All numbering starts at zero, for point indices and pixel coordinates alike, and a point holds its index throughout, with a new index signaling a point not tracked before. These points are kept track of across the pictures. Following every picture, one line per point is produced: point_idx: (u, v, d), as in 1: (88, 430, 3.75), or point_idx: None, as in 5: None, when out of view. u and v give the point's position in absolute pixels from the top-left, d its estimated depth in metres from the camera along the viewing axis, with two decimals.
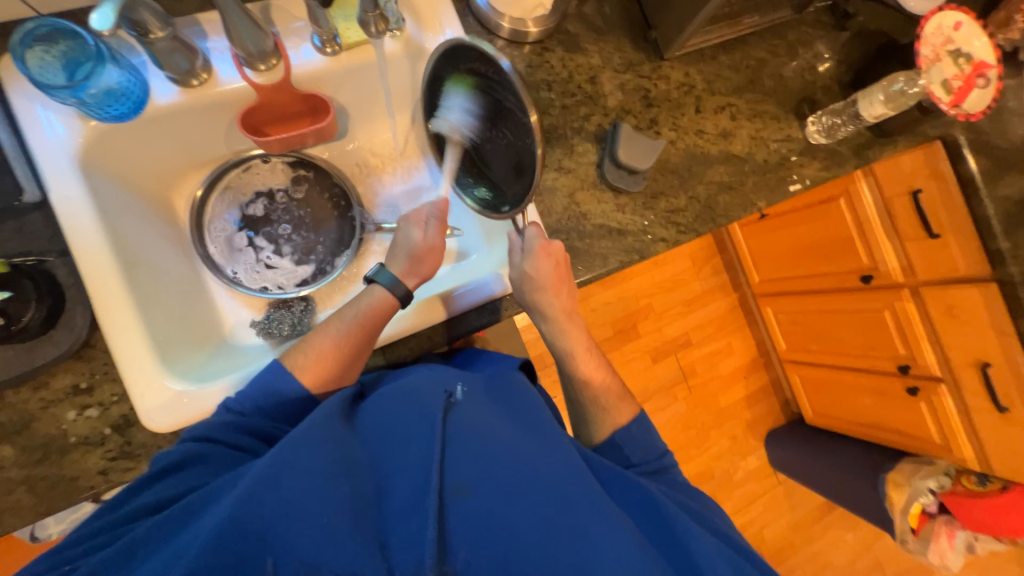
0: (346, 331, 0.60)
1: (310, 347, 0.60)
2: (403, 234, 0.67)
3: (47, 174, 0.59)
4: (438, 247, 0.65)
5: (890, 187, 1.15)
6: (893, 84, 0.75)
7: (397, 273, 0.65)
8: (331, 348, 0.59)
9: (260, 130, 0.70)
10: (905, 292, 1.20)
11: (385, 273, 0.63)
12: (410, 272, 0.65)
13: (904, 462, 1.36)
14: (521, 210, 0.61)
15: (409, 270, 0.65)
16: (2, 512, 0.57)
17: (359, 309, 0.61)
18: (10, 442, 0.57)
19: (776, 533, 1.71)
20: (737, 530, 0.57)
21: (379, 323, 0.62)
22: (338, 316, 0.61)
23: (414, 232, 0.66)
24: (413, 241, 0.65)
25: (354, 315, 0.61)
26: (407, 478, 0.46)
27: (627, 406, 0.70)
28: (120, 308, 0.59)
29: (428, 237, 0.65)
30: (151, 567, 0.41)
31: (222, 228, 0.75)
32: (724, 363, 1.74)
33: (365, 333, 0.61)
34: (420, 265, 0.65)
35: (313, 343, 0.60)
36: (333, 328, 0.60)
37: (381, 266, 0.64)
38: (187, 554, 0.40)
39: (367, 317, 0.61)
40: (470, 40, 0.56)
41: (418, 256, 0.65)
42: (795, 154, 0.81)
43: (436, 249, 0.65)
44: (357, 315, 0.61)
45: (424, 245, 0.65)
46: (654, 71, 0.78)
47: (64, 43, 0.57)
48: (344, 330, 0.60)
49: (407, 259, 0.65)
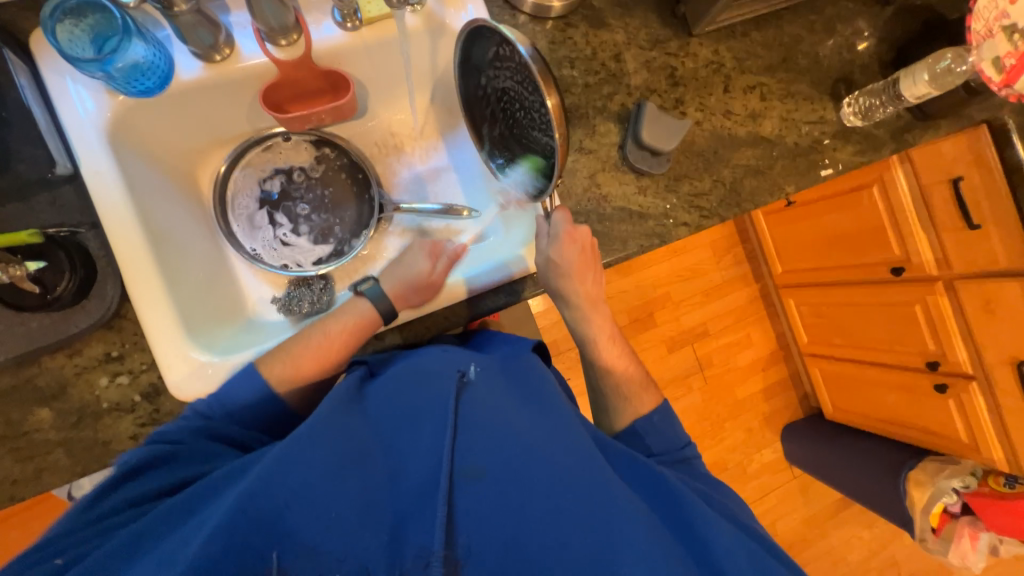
0: (329, 345, 0.62)
1: (289, 355, 0.61)
2: (409, 262, 0.67)
3: (78, 148, 0.61)
4: (439, 285, 0.65)
5: (928, 175, 1.09)
6: (939, 62, 0.70)
7: (388, 290, 0.64)
8: (311, 362, 0.61)
9: (282, 108, 0.71)
10: (939, 286, 1.15)
11: (375, 288, 0.63)
12: (404, 297, 0.64)
13: (927, 461, 1.33)
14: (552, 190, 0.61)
15: (403, 293, 0.64)
16: (40, 470, 0.59)
17: (345, 325, 0.63)
18: (47, 405, 0.60)
19: (789, 527, 1.70)
20: (757, 523, 0.56)
21: (361, 337, 0.63)
22: (322, 330, 0.62)
23: (421, 264, 0.66)
24: (417, 271, 0.65)
25: (340, 329, 0.63)
26: (421, 454, 0.46)
27: (650, 395, 0.69)
28: (147, 282, 0.61)
29: (436, 272, 0.66)
30: (174, 526, 0.43)
31: (244, 205, 0.76)
32: (742, 354, 1.71)
33: (347, 347, 0.63)
34: (415, 293, 0.65)
35: (295, 353, 0.61)
36: (316, 341, 0.62)
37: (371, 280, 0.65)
38: (209, 519, 0.41)
39: (351, 332, 0.63)
40: (490, 23, 0.55)
41: (417, 285, 0.65)
42: (828, 138, 0.77)
43: (437, 284, 0.65)
44: (341, 329, 0.62)
45: (430, 278, 0.65)
46: (681, 48, 0.75)
47: (92, 17, 0.58)
48: (329, 343, 0.62)
49: (408, 284, 0.64)
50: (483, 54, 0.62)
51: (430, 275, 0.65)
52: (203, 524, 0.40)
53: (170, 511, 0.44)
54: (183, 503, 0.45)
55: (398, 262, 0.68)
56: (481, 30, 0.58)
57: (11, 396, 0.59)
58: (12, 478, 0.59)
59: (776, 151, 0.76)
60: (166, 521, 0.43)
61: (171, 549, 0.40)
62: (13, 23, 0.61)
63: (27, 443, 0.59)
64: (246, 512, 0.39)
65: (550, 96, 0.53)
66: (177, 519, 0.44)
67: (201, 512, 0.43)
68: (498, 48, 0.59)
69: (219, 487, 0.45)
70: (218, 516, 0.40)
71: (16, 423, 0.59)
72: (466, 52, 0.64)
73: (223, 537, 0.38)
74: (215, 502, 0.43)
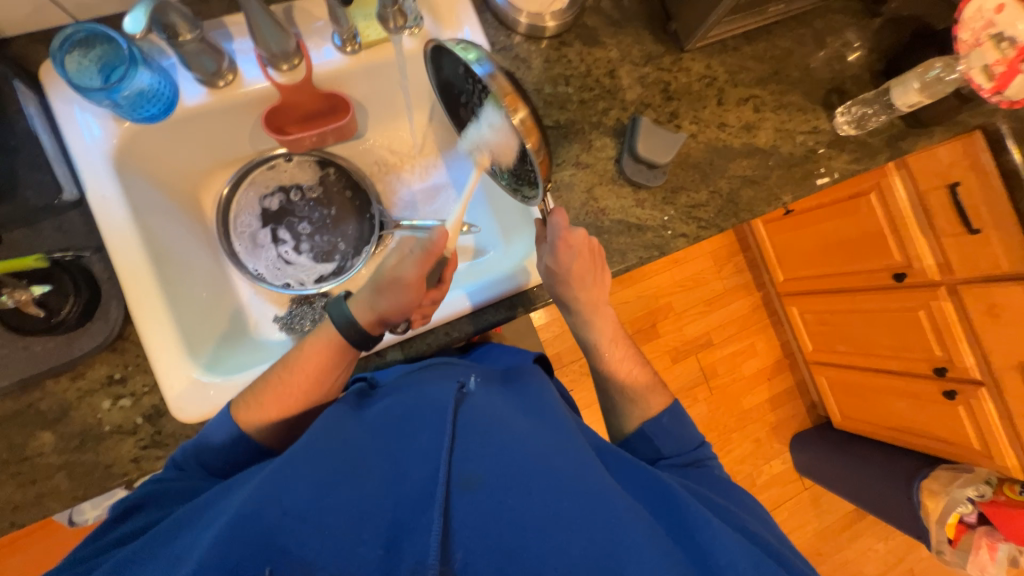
0: (291, 380, 0.58)
1: (253, 397, 0.57)
2: (382, 264, 0.63)
3: (85, 174, 0.62)
4: (406, 281, 0.59)
5: (925, 181, 1.10)
6: (929, 71, 0.72)
7: (355, 307, 0.60)
8: (277, 402, 0.58)
9: (284, 130, 0.72)
10: (942, 291, 1.15)
11: (339, 307, 0.59)
12: (368, 305, 0.59)
13: (940, 470, 1.30)
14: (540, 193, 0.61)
15: (368, 302, 0.60)
16: (41, 496, 0.59)
17: (304, 354, 0.59)
18: (50, 429, 0.60)
19: (802, 540, 1.66)
20: (771, 531, 0.54)
21: (324, 366, 0.60)
22: (281, 363, 0.59)
23: (391, 261, 0.61)
24: (384, 270, 0.61)
25: (300, 361, 0.59)
26: (419, 467, 0.45)
27: (658, 397, 0.68)
28: (149, 301, 0.61)
29: (400, 268, 0.60)
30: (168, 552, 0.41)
31: (246, 224, 0.77)
32: (747, 364, 1.70)
33: (315, 381, 0.60)
34: (381, 296, 0.59)
35: (257, 395, 0.58)
36: (275, 377, 0.58)
37: (338, 298, 0.61)
38: (204, 542, 0.40)
39: (311, 362, 0.59)
40: (450, 45, 0.55)
41: (382, 286, 0.59)
42: (823, 147, 0.78)
43: (400, 280, 0.59)
44: (300, 361, 0.59)
45: (393, 274, 0.59)
46: (674, 63, 0.77)
47: (99, 48, 0.60)
48: (290, 377, 0.58)
49: (371, 289, 0.60)
50: (451, 71, 0.61)
51: (394, 270, 0.60)
52: (196, 542, 0.40)
53: (162, 533, 0.43)
54: (172, 524, 0.44)
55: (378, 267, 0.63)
56: (443, 49, 0.57)
57: (13, 420, 0.59)
58: (14, 503, 0.58)
59: (772, 161, 0.77)
60: (157, 544, 0.43)
61: (165, 572, 0.39)
62: (24, 55, 0.63)
63: (29, 468, 0.59)
64: (239, 532, 0.38)
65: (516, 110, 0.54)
66: (170, 535, 0.43)
67: (193, 530, 0.42)
68: (459, 67, 0.59)
69: (212, 503, 0.45)
70: (214, 537, 0.39)
71: (19, 447, 0.59)
72: (437, 66, 0.62)
73: (214, 561, 0.37)
74: (209, 519, 0.42)
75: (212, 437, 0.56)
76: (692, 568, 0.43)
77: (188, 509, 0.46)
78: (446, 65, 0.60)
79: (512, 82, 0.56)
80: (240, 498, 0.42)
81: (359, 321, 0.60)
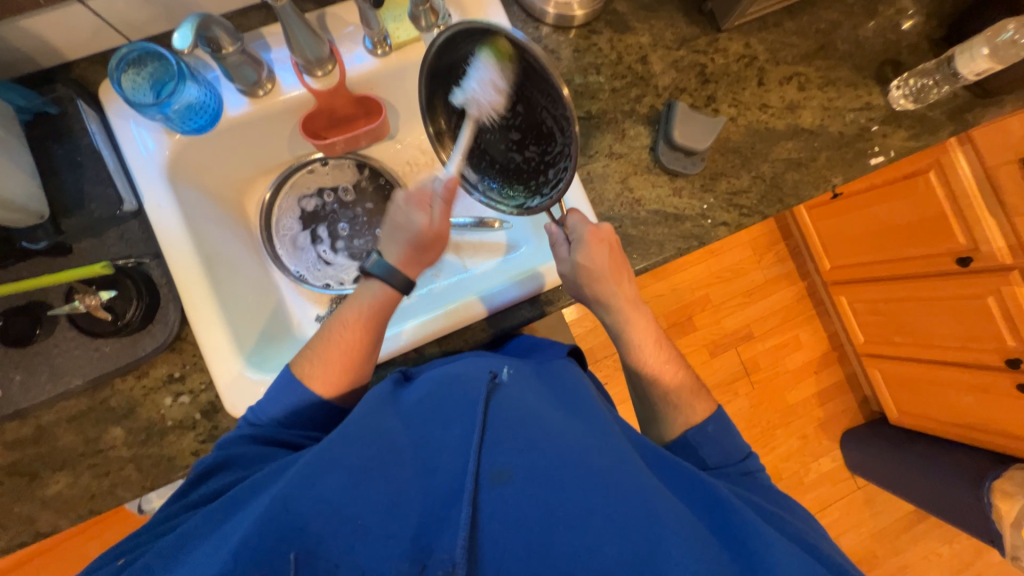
0: (348, 335, 0.60)
1: (317, 355, 0.60)
2: (403, 216, 0.62)
3: (144, 186, 0.66)
4: (441, 234, 0.63)
5: (991, 155, 1.01)
6: (999, 34, 0.65)
7: (395, 261, 0.62)
8: (340, 356, 0.60)
9: (320, 135, 0.74)
10: (1014, 276, 1.05)
11: (381, 262, 0.61)
12: (413, 261, 0.63)
13: (1015, 470, 1.18)
14: (558, 202, 0.56)
15: (411, 258, 0.63)
16: (113, 487, 0.64)
17: (362, 311, 0.61)
18: (119, 424, 0.64)
19: (855, 543, 1.58)
20: (837, 549, 0.50)
21: (384, 317, 0.62)
22: (339, 320, 0.61)
23: (416, 216, 0.62)
24: (417, 226, 0.61)
25: (361, 317, 0.61)
26: (451, 458, 0.46)
27: (704, 403, 0.65)
28: (203, 305, 0.65)
29: (430, 222, 0.62)
30: (206, 547, 0.42)
31: (288, 227, 0.80)
32: (792, 357, 1.62)
33: (369, 332, 0.61)
34: (425, 252, 0.63)
35: (320, 355, 0.60)
36: (336, 333, 0.60)
37: (376, 254, 0.62)
38: (241, 529, 0.41)
39: (370, 311, 0.61)
40: (471, 22, 0.51)
41: (423, 244, 0.62)
42: (876, 123, 0.73)
43: (439, 234, 0.62)
44: (359, 312, 0.61)
45: (431, 232, 0.62)
46: (710, 45, 0.74)
47: (151, 65, 0.63)
48: (348, 333, 0.60)
49: (410, 245, 0.62)
50: (448, 74, 0.59)
51: (431, 228, 0.62)
52: (235, 527, 0.42)
53: (217, 512, 0.46)
54: (229, 504, 0.46)
55: (391, 219, 0.63)
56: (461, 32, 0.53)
57: (88, 415, 0.64)
58: (90, 492, 0.63)
59: (819, 142, 0.73)
60: (207, 524, 0.45)
61: (211, 549, 0.41)
62: (85, 76, 0.68)
63: (102, 460, 0.64)
64: (279, 516, 0.41)
65: (564, 86, 0.49)
66: (212, 525, 0.45)
67: (241, 511, 0.44)
68: (484, 46, 0.55)
69: (257, 491, 0.46)
70: (253, 521, 0.41)
71: (93, 441, 0.64)
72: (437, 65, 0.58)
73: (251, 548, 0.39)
74: (252, 504, 0.44)
75: (261, 420, 0.58)
76: (732, 566, 0.42)
77: (240, 492, 0.47)
78: (458, 54, 0.57)
79: (538, 66, 0.52)
80: (280, 485, 0.44)
81: (403, 273, 0.63)
